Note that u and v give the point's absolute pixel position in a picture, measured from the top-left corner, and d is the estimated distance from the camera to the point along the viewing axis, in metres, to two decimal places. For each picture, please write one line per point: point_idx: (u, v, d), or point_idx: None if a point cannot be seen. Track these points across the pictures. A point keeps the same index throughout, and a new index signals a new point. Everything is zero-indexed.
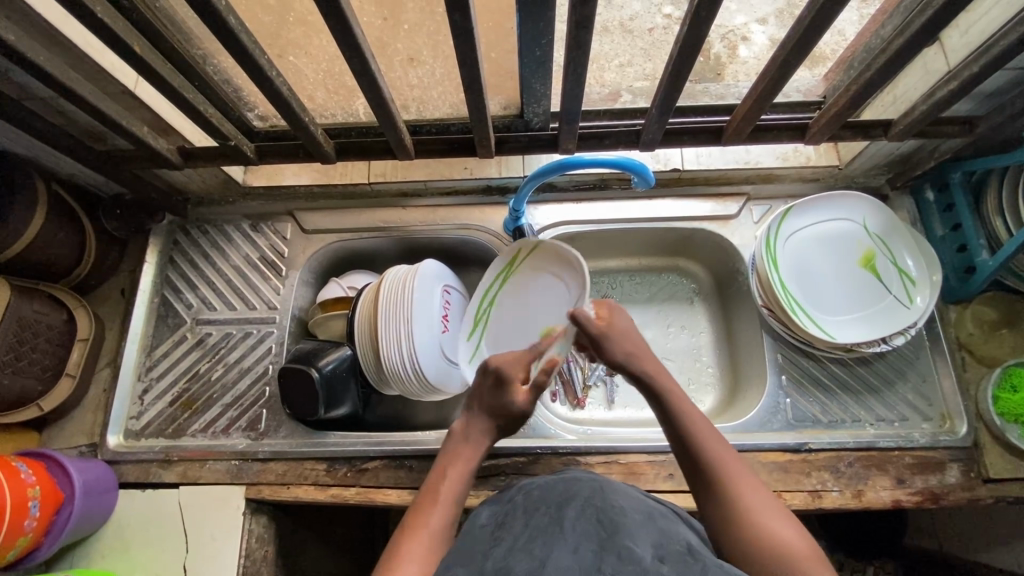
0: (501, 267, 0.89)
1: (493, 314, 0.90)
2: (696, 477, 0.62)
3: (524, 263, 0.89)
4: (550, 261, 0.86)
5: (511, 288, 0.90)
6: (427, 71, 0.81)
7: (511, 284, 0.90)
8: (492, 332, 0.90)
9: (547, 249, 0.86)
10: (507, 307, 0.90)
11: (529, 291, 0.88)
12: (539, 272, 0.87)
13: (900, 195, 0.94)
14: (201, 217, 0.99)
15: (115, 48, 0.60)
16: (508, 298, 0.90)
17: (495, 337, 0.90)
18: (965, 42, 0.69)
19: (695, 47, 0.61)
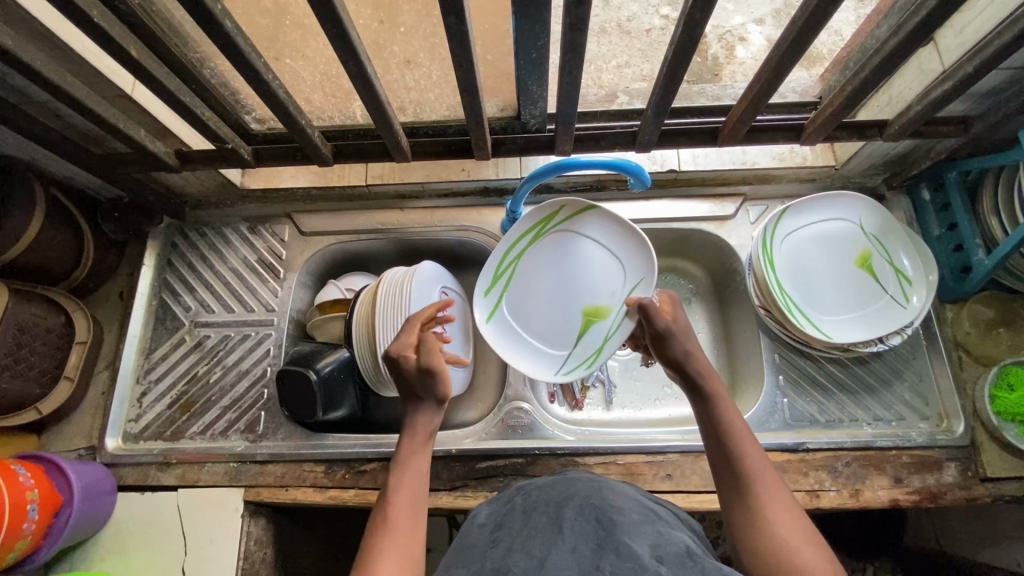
0: (537, 222, 0.87)
1: (518, 269, 0.88)
2: (721, 473, 0.61)
3: (562, 222, 0.88)
4: (595, 225, 0.87)
5: (540, 245, 0.88)
6: (423, 74, 0.81)
7: (541, 242, 0.88)
8: (515, 286, 0.89)
9: (595, 214, 0.87)
10: (539, 267, 0.89)
11: (563, 250, 0.88)
12: (578, 233, 0.88)
13: (896, 194, 0.95)
14: (199, 219, 0.99)
15: (112, 52, 0.61)
16: (538, 256, 0.88)
17: (517, 294, 0.89)
18: (959, 42, 0.70)
19: (690, 48, 0.62)
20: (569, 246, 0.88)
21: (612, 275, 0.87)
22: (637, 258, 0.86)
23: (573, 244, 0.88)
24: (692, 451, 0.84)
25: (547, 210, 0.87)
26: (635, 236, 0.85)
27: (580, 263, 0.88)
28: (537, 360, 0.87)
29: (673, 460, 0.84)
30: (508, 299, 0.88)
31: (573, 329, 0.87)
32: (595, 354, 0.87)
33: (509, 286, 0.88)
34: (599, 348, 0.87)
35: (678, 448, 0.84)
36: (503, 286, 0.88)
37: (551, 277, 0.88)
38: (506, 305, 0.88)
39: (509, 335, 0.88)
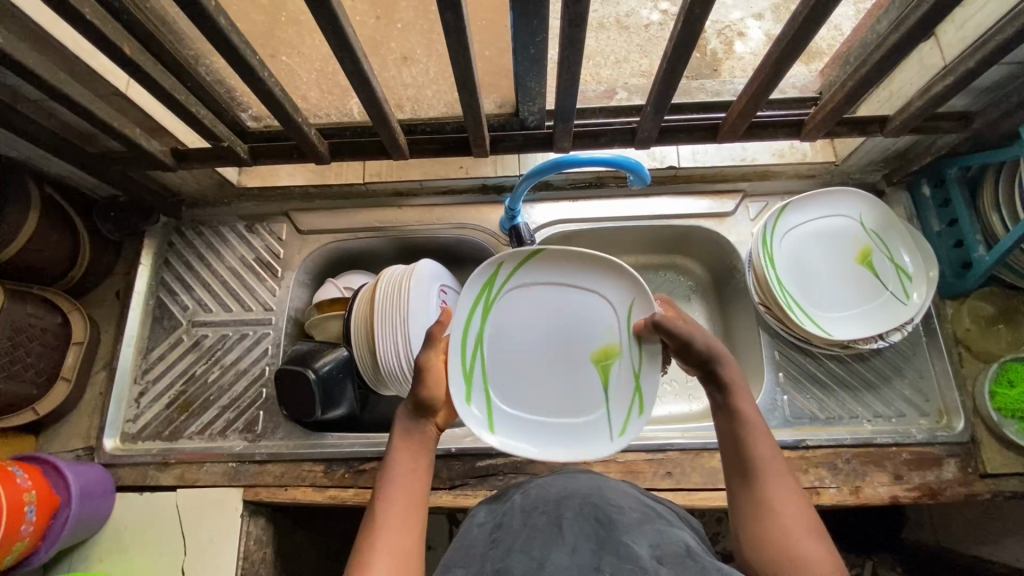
0: (479, 291, 0.75)
1: (485, 355, 0.75)
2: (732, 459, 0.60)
3: (506, 280, 0.77)
4: (547, 271, 0.77)
5: (495, 317, 0.76)
6: (420, 70, 0.80)
7: (494, 311, 0.77)
8: (492, 379, 0.75)
9: (542, 258, 0.77)
10: (507, 336, 0.76)
11: (525, 312, 0.77)
12: (530, 285, 0.77)
13: (896, 190, 0.94)
14: (195, 218, 0.99)
15: (105, 50, 0.60)
16: (500, 331, 0.76)
17: (501, 384, 0.75)
18: (960, 37, 0.69)
19: (689, 44, 0.61)
20: (530, 305, 0.77)
21: (595, 307, 0.77)
22: (614, 280, 0.77)
23: (534, 301, 0.78)
24: (692, 449, 0.84)
25: (484, 274, 0.75)
26: (599, 264, 0.76)
27: (555, 312, 0.77)
28: (576, 436, 0.75)
29: (673, 458, 0.83)
30: (495, 394, 0.75)
31: (592, 388, 0.76)
32: (637, 400, 0.75)
33: (489, 377, 0.75)
34: (636, 392, 0.75)
35: (678, 445, 0.84)
36: (483, 385, 0.74)
37: (530, 345, 0.77)
38: (495, 399, 0.75)
39: (523, 426, 0.75)
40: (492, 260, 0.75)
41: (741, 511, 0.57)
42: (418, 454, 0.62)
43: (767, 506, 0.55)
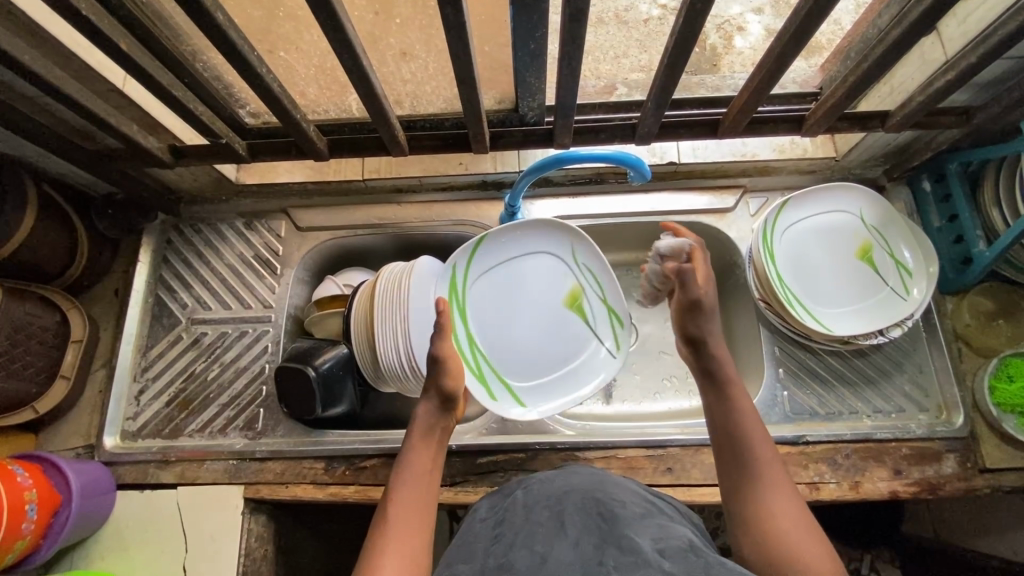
0: (449, 298, 0.85)
1: (483, 350, 0.86)
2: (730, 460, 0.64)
3: (466, 276, 0.87)
4: (496, 255, 0.88)
5: (473, 314, 0.87)
6: (420, 65, 0.80)
7: (469, 309, 0.87)
8: (498, 366, 0.86)
9: (490, 242, 0.87)
10: (488, 317, 0.88)
11: (496, 296, 0.89)
12: (488, 272, 0.88)
13: (896, 185, 0.94)
14: (194, 216, 0.98)
15: (101, 46, 0.59)
16: (482, 324, 0.87)
17: (508, 367, 0.87)
18: (962, 32, 0.69)
19: (690, 39, 0.61)
20: (491, 289, 0.88)
21: (546, 263, 0.90)
22: (555, 237, 0.90)
23: (495, 284, 0.89)
24: (692, 445, 0.84)
25: (445, 282, 0.85)
26: (525, 229, 0.88)
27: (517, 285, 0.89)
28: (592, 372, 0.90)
29: (674, 454, 0.84)
30: (509, 377, 0.87)
31: (579, 325, 0.91)
32: (614, 316, 0.92)
33: (494, 366, 0.86)
34: (610, 311, 0.92)
35: (679, 442, 0.84)
36: (495, 378, 0.86)
37: (512, 322, 0.89)
38: (510, 378, 0.87)
39: (544, 388, 0.88)
40: (448, 266, 0.85)
41: (739, 512, 0.60)
42: (429, 454, 0.65)
43: (767, 508, 0.58)
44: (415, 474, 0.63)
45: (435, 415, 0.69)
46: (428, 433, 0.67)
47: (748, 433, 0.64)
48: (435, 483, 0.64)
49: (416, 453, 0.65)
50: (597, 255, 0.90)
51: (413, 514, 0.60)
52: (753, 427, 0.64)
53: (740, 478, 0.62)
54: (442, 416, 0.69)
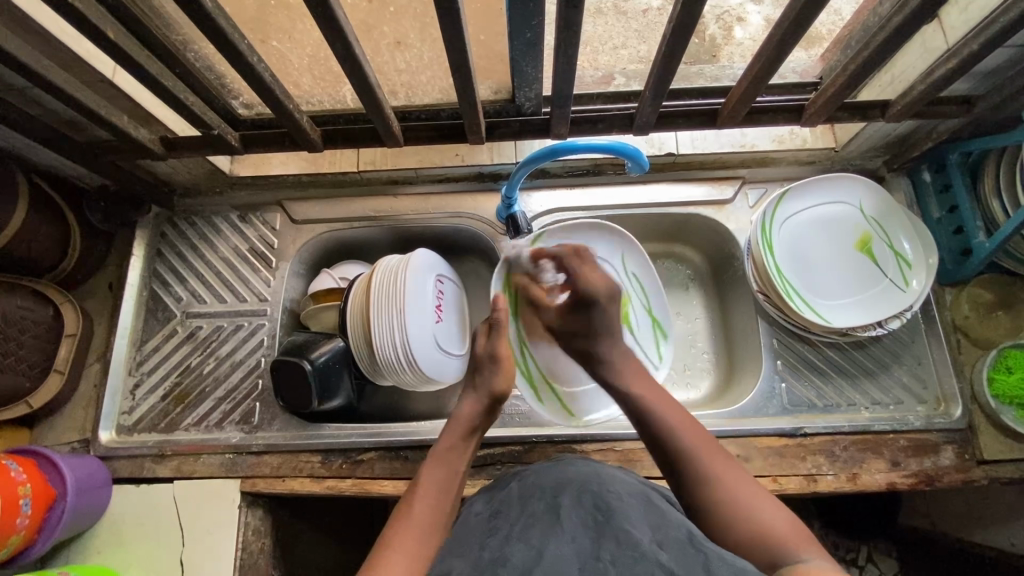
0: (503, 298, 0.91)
1: (533, 354, 0.90)
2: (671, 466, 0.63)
3: (519, 278, 0.91)
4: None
5: (526, 316, 0.92)
6: (414, 55, 0.81)
7: (521, 310, 0.91)
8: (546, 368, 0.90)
9: (543, 246, 0.92)
10: (543, 322, 0.91)
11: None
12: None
13: (896, 176, 0.93)
14: (188, 208, 0.97)
15: (89, 35, 0.58)
16: (535, 327, 0.91)
17: (559, 373, 0.90)
18: (964, 20, 0.68)
19: (688, 28, 0.60)
20: None
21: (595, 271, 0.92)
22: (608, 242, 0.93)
23: None
24: None
25: (500, 283, 0.91)
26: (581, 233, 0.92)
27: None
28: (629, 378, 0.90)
29: None
30: (559, 385, 0.90)
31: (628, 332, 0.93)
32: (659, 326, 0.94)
33: (546, 373, 0.90)
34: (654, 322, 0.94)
35: None
36: (544, 384, 0.89)
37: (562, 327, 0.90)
38: (560, 386, 0.90)
39: (592, 398, 0.89)
40: (500, 265, 0.90)
41: (693, 502, 0.60)
42: (464, 455, 0.67)
43: (722, 495, 0.58)
44: (447, 471, 0.64)
45: (478, 413, 0.70)
46: (469, 432, 0.68)
47: (668, 428, 0.65)
48: (461, 483, 0.66)
49: (452, 450, 0.66)
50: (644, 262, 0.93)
51: (433, 510, 0.61)
52: (672, 420, 0.65)
53: (677, 474, 0.62)
54: (485, 416, 0.70)
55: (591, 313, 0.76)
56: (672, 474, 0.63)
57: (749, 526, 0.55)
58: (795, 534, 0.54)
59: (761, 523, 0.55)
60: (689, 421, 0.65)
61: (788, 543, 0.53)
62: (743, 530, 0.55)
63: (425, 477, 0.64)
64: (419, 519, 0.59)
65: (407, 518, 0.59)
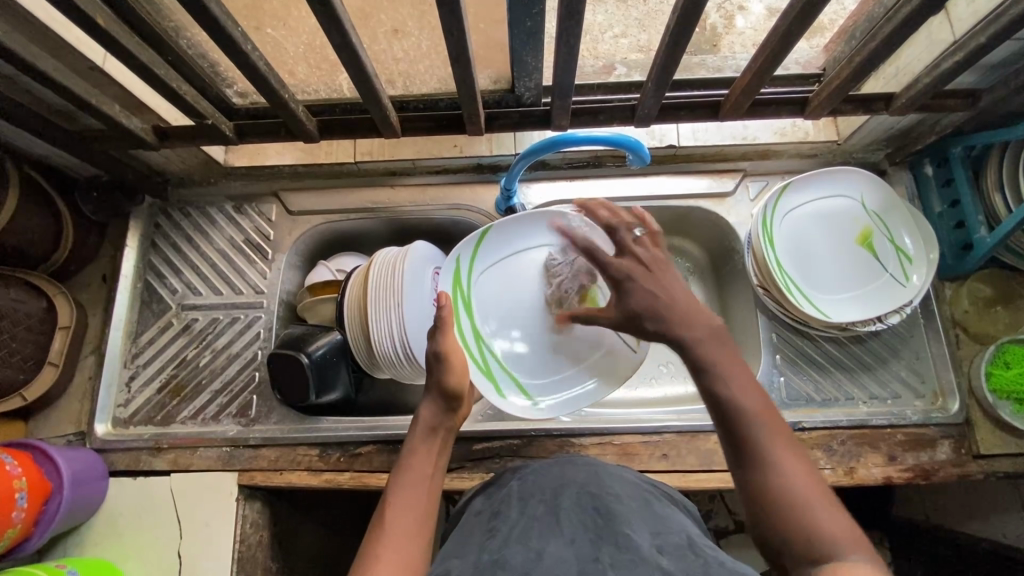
0: (452, 292, 0.83)
1: (489, 345, 0.83)
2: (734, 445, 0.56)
3: (470, 270, 0.85)
4: (497, 249, 0.86)
5: (478, 308, 0.85)
6: (412, 43, 0.76)
7: (474, 301, 0.85)
8: (506, 362, 0.84)
9: (492, 236, 0.85)
10: (498, 310, 0.85)
11: (499, 289, 0.86)
12: (491, 266, 0.86)
13: (898, 170, 0.92)
14: (182, 199, 0.96)
15: (78, 22, 0.57)
16: (490, 318, 0.85)
17: (518, 363, 0.84)
18: (972, 10, 0.67)
19: (693, 16, 0.58)
20: (498, 283, 0.86)
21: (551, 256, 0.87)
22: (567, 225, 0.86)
23: (501, 278, 0.86)
24: (687, 431, 0.83)
25: (449, 276, 0.83)
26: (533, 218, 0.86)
27: (522, 276, 0.86)
28: (599, 369, 0.85)
29: (669, 440, 0.83)
30: (520, 375, 0.84)
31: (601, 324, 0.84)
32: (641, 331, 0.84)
33: (502, 361, 0.84)
34: None
35: (675, 429, 0.84)
36: (504, 375, 0.83)
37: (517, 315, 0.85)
38: (520, 376, 0.84)
39: (556, 385, 0.85)
40: (454, 254, 0.84)
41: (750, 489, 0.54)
42: (430, 457, 0.65)
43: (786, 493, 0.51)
44: (414, 476, 0.63)
45: (438, 414, 0.69)
46: (430, 433, 0.67)
47: (741, 410, 0.56)
48: (436, 484, 0.64)
49: (417, 454, 0.65)
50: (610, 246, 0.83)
51: (410, 519, 0.59)
52: (750, 405, 0.56)
53: (744, 463, 0.55)
54: (446, 416, 0.69)
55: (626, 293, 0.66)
56: (737, 459, 0.55)
57: (807, 526, 0.49)
58: (857, 544, 0.48)
59: (824, 530, 0.49)
60: (770, 411, 0.56)
61: (849, 554, 0.47)
62: (802, 531, 0.49)
63: (394, 487, 0.62)
64: (393, 533, 0.57)
65: (383, 530, 0.58)
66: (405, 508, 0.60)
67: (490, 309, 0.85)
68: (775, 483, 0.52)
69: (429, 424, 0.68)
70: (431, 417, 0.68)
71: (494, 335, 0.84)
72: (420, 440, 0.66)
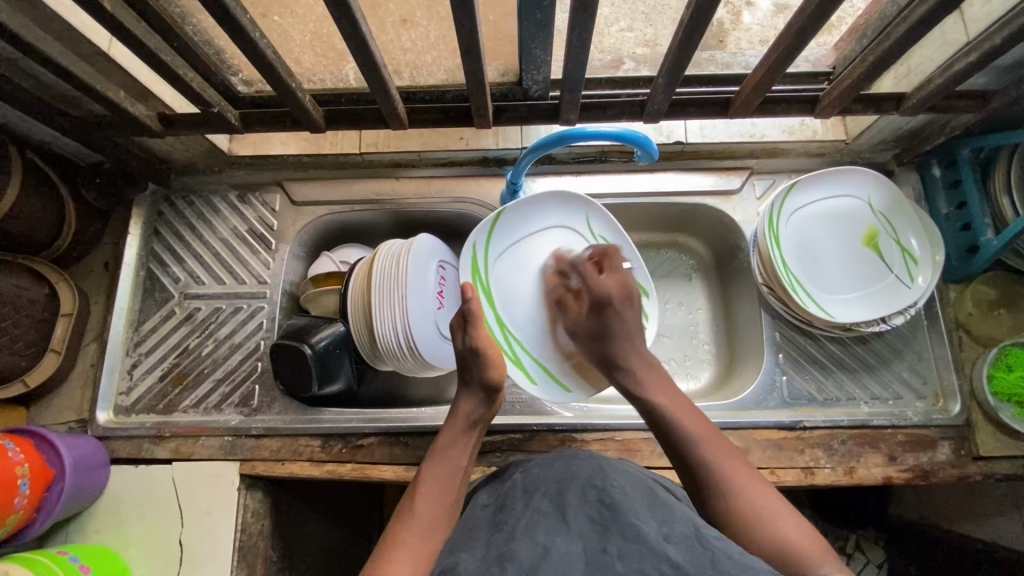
0: (473, 281, 0.86)
1: (514, 331, 0.87)
2: (687, 472, 0.63)
3: (486, 257, 0.87)
4: (510, 236, 0.88)
5: (499, 294, 0.88)
6: (421, 34, 0.75)
7: (494, 287, 0.88)
8: (531, 347, 0.87)
9: (505, 221, 0.87)
10: (520, 297, 0.88)
11: (516, 274, 0.89)
12: (503, 254, 0.88)
13: (905, 170, 0.92)
14: (186, 187, 0.96)
15: (85, 6, 0.56)
16: (511, 305, 0.88)
17: (542, 347, 0.88)
18: (986, 12, 0.66)
19: (707, 13, 0.58)
20: (514, 270, 0.89)
21: (560, 239, 0.90)
22: (571, 206, 0.89)
23: (518, 264, 0.89)
24: None
25: (467, 265, 0.86)
26: (543, 203, 0.88)
27: (533, 262, 0.89)
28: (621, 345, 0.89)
29: None
30: (546, 359, 0.88)
31: None
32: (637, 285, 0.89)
33: (528, 346, 0.87)
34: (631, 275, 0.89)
35: None
36: (532, 360, 0.87)
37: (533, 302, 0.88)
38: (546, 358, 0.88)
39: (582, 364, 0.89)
40: (471, 243, 0.86)
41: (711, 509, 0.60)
42: (467, 450, 0.67)
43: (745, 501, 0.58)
44: (447, 468, 0.64)
45: (477, 408, 0.70)
46: (469, 426, 0.68)
47: (693, 437, 0.64)
48: (466, 477, 0.66)
49: (453, 446, 0.67)
50: (611, 222, 0.88)
51: (438, 512, 0.60)
52: (698, 433, 0.64)
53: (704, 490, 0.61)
54: (486, 409, 0.70)
55: (608, 313, 0.78)
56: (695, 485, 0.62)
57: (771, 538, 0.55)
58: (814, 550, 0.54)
59: (777, 532, 0.55)
60: (717, 435, 0.65)
61: (810, 559, 0.53)
62: (773, 548, 0.54)
63: (428, 476, 0.64)
64: (423, 519, 0.59)
65: (413, 517, 0.59)
66: (436, 497, 0.62)
67: (507, 295, 0.88)
68: (737, 508, 0.58)
69: (467, 421, 0.69)
70: (468, 411, 0.69)
71: (517, 324, 0.87)
72: (457, 436, 0.67)
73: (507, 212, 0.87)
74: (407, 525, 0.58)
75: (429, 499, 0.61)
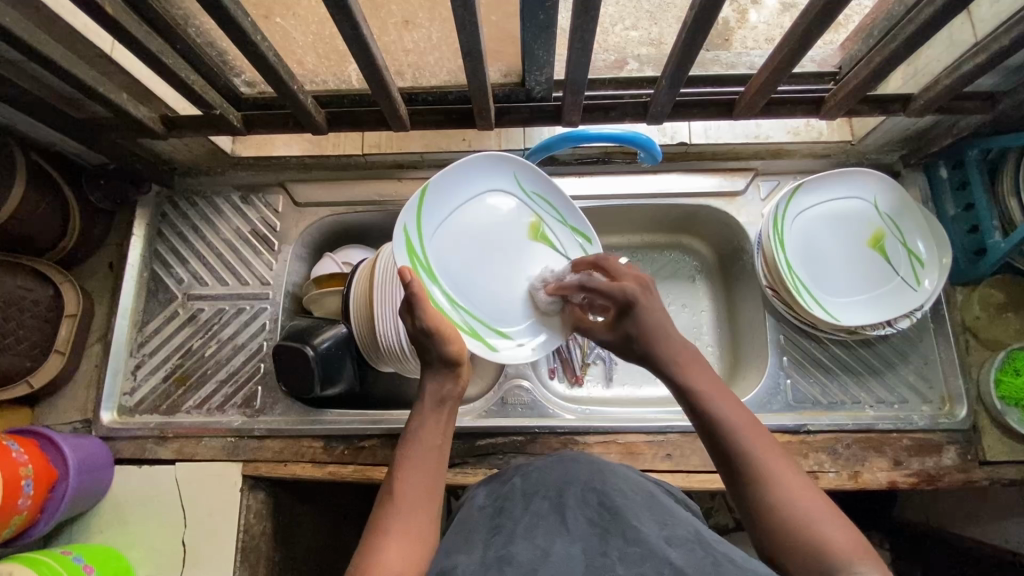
0: (409, 263, 0.74)
1: (464, 305, 0.77)
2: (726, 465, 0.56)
3: (420, 235, 0.76)
4: (440, 209, 0.78)
5: (440, 268, 0.77)
6: (423, 35, 0.75)
7: (434, 264, 0.77)
8: (486, 316, 0.79)
9: (434, 193, 0.76)
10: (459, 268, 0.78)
11: (455, 245, 0.78)
12: (441, 228, 0.77)
13: (913, 172, 0.91)
14: (190, 188, 0.96)
15: (87, 10, 0.56)
16: (456, 278, 0.78)
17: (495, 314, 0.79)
18: (994, 12, 0.66)
19: (710, 14, 0.58)
20: (451, 242, 0.78)
21: (491, 199, 0.81)
22: (499, 164, 0.81)
23: (455, 235, 0.79)
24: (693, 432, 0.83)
25: (402, 248, 0.74)
26: (469, 166, 0.79)
27: (471, 232, 0.80)
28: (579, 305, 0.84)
29: (673, 440, 0.83)
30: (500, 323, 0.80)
31: (548, 253, 0.83)
32: (580, 234, 0.85)
33: (478, 315, 0.78)
34: (569, 228, 0.85)
35: (679, 429, 0.83)
36: (487, 328, 0.78)
37: (481, 275, 0.79)
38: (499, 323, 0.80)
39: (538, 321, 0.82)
40: (402, 225, 0.73)
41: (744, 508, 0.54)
42: (440, 428, 0.63)
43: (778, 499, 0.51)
44: (423, 449, 0.61)
45: (444, 383, 0.66)
46: (439, 404, 0.64)
47: (734, 430, 0.56)
48: (444, 455, 0.63)
49: (426, 425, 0.63)
50: (543, 177, 0.82)
51: (419, 497, 0.58)
52: (738, 424, 0.57)
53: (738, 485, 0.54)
54: (451, 384, 0.66)
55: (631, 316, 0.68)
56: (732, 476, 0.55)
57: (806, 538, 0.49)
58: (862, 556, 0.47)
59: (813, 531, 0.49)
60: (756, 425, 0.57)
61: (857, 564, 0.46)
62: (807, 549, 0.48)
63: (403, 459, 0.60)
64: (401, 508, 0.56)
65: (393, 505, 0.57)
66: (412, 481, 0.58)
67: (448, 267, 0.78)
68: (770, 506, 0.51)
69: (437, 400, 0.65)
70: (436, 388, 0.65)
71: (464, 297, 0.78)
72: (427, 415, 0.64)
73: (436, 182, 0.76)
74: (387, 513, 0.56)
75: (405, 485, 0.58)
